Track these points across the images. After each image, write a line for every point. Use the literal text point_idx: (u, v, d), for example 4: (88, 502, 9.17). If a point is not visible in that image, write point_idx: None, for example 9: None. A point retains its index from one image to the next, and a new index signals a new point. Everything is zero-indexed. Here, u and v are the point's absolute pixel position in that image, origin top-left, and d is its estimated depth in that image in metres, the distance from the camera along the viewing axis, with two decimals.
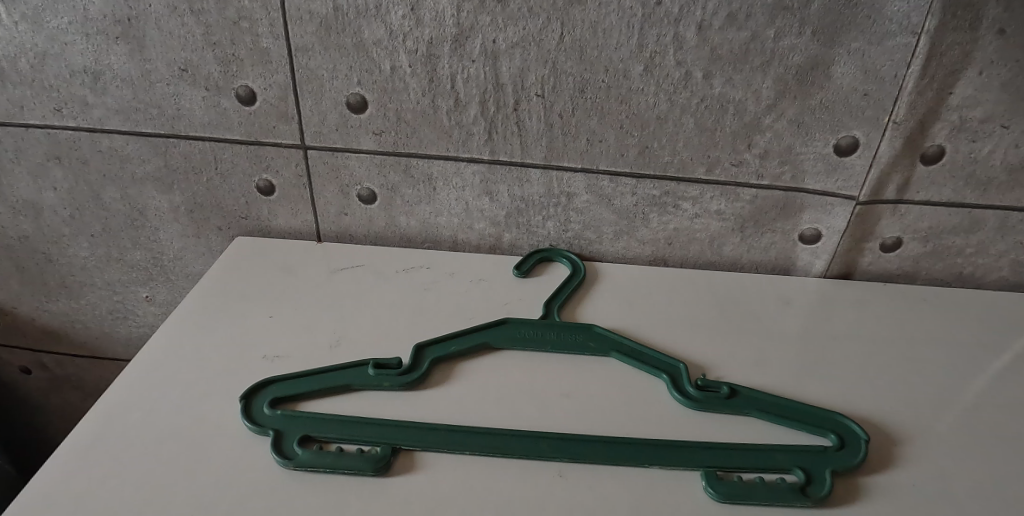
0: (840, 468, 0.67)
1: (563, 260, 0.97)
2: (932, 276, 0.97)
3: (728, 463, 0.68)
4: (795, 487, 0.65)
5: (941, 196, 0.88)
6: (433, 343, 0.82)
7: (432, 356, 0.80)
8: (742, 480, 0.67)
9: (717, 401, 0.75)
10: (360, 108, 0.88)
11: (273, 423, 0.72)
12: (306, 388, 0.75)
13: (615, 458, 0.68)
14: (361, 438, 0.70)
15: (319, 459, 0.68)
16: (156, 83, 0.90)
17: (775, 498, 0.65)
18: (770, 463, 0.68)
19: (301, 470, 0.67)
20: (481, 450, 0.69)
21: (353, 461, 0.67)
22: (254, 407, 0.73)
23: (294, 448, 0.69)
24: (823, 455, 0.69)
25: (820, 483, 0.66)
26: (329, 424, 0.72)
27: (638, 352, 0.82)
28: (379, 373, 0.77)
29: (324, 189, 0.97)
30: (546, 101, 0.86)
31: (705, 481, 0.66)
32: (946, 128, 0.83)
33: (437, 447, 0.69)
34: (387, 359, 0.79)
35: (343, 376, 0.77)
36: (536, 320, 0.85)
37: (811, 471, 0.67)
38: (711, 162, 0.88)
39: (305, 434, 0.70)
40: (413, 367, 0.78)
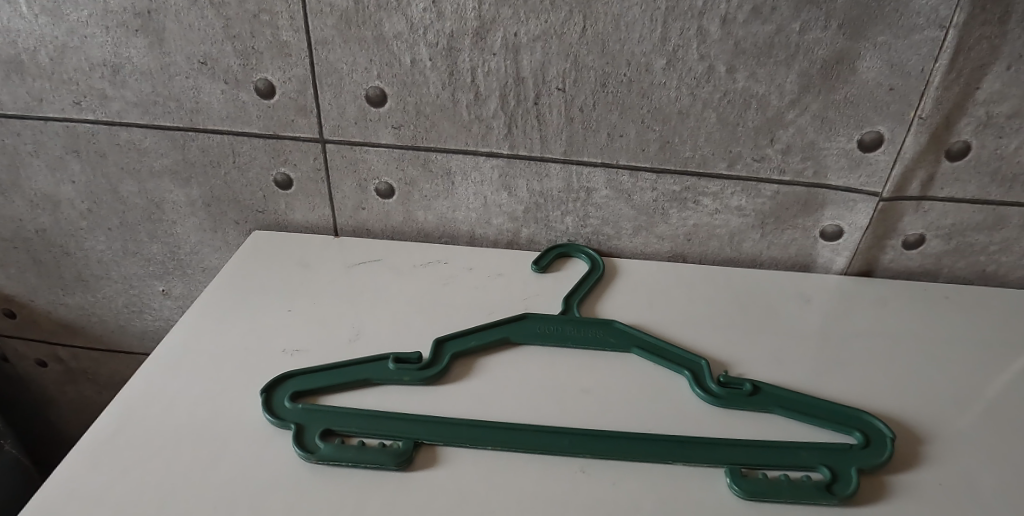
0: (866, 465, 0.67)
1: (581, 256, 0.96)
2: (955, 274, 0.95)
3: (752, 460, 0.67)
4: (821, 485, 0.65)
5: (966, 192, 0.87)
6: (453, 337, 0.81)
7: (452, 351, 0.79)
8: (766, 477, 0.66)
9: (739, 398, 0.74)
10: (379, 101, 0.88)
11: (295, 416, 0.71)
12: (327, 382, 0.75)
13: (639, 455, 0.67)
14: (383, 432, 0.70)
15: (341, 452, 0.68)
16: (175, 77, 0.90)
17: (799, 496, 0.64)
18: (795, 460, 0.68)
19: (323, 463, 0.67)
20: (504, 445, 0.68)
21: (375, 455, 0.67)
22: (275, 400, 0.73)
23: (315, 441, 0.69)
24: (848, 452, 0.68)
25: (846, 481, 0.66)
26: (351, 418, 0.72)
27: (658, 348, 0.81)
28: (399, 367, 0.77)
29: (342, 183, 0.96)
30: (567, 95, 0.85)
31: (729, 478, 0.65)
32: (972, 124, 0.81)
33: (460, 441, 0.69)
34: (407, 353, 0.78)
35: (363, 370, 0.77)
36: (556, 315, 0.85)
37: (837, 469, 0.67)
38: (732, 157, 0.87)
39: (327, 428, 0.70)
40: (433, 361, 0.78)
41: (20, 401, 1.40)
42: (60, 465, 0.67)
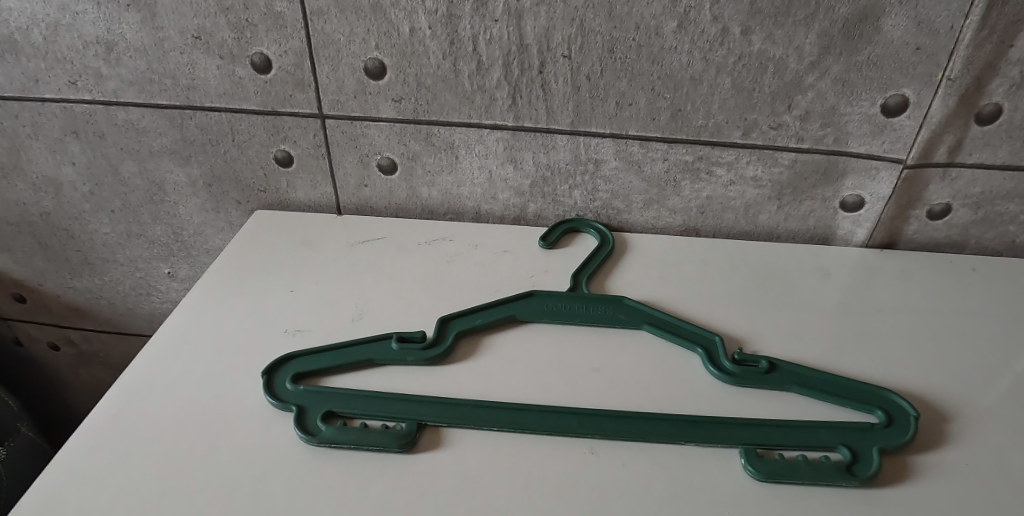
0: (889, 445, 0.64)
1: (590, 231, 0.93)
2: (982, 246, 0.91)
3: (769, 441, 0.65)
4: (842, 466, 0.62)
5: (996, 158, 0.82)
6: (458, 316, 0.79)
7: (457, 330, 0.77)
8: (783, 458, 0.64)
9: (755, 375, 0.71)
10: (379, 74, 0.85)
11: (295, 399, 0.70)
12: (329, 364, 0.74)
13: (648, 436, 0.65)
14: (386, 413, 0.68)
15: (343, 434, 0.66)
16: (169, 52, 0.88)
17: (819, 477, 0.61)
18: (813, 441, 0.65)
19: (324, 446, 0.65)
20: (509, 426, 0.66)
21: (377, 437, 0.65)
22: (275, 382, 0.72)
23: (317, 423, 0.67)
24: (869, 432, 0.65)
25: (867, 461, 0.63)
26: (352, 400, 0.70)
27: (670, 325, 0.78)
28: (403, 347, 0.75)
29: (343, 159, 0.94)
30: (572, 62, 0.81)
31: (744, 459, 0.63)
32: (1005, 84, 0.77)
33: (465, 422, 0.67)
34: (410, 332, 0.76)
35: (366, 351, 0.75)
36: (564, 292, 0.82)
37: (857, 449, 0.64)
38: (747, 125, 0.83)
39: (328, 410, 0.69)
40: (437, 340, 0.76)
41: (35, 384, 1.41)
42: (63, 452, 0.66)
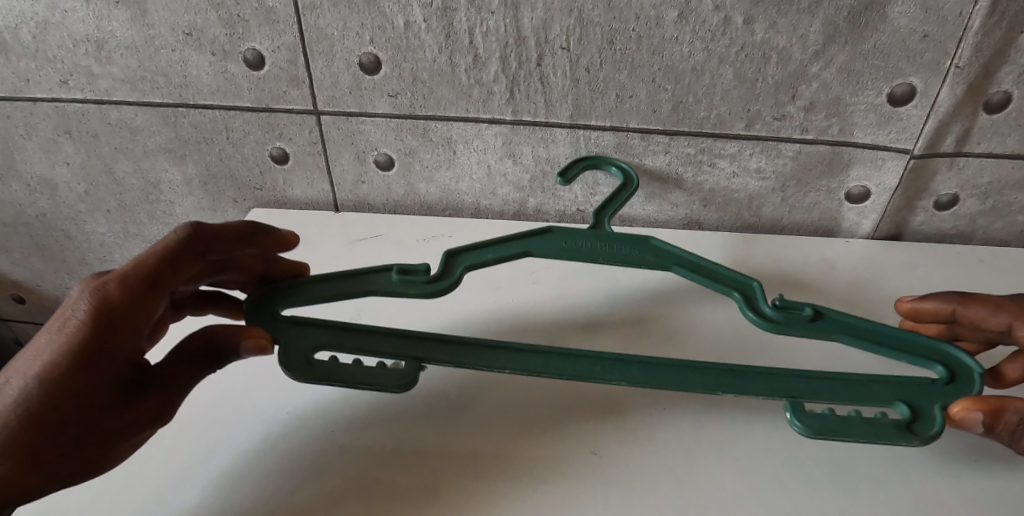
0: (947, 402, 0.63)
1: (612, 169, 0.85)
2: (990, 236, 0.89)
3: (819, 394, 0.63)
4: (902, 425, 0.61)
5: (1005, 147, 0.80)
6: (470, 250, 0.74)
7: (467, 264, 0.73)
8: (834, 413, 0.62)
9: (797, 323, 0.68)
10: (374, 68, 0.83)
11: (283, 333, 0.68)
12: (325, 297, 0.71)
13: (680, 385, 0.64)
14: (381, 350, 0.66)
15: (334, 371, 0.65)
16: (160, 50, 0.86)
17: (877, 434, 0.60)
18: (868, 395, 0.64)
19: (315, 382, 0.64)
20: (523, 369, 0.65)
21: (376, 376, 0.64)
22: (261, 320, 0.69)
23: (312, 360, 0.66)
24: (927, 387, 0.64)
25: (928, 420, 0.62)
26: (345, 333, 0.67)
27: (701, 268, 0.74)
28: (405, 280, 0.71)
29: (339, 156, 0.92)
30: (571, 54, 0.79)
31: (791, 412, 0.61)
32: (1015, 72, 0.74)
33: (475, 364, 0.65)
34: (415, 265, 0.72)
35: (365, 283, 0.71)
36: (585, 230, 0.77)
37: (917, 407, 0.63)
38: (750, 116, 0.82)
39: (319, 345, 0.67)
40: (444, 275, 0.72)
41: None
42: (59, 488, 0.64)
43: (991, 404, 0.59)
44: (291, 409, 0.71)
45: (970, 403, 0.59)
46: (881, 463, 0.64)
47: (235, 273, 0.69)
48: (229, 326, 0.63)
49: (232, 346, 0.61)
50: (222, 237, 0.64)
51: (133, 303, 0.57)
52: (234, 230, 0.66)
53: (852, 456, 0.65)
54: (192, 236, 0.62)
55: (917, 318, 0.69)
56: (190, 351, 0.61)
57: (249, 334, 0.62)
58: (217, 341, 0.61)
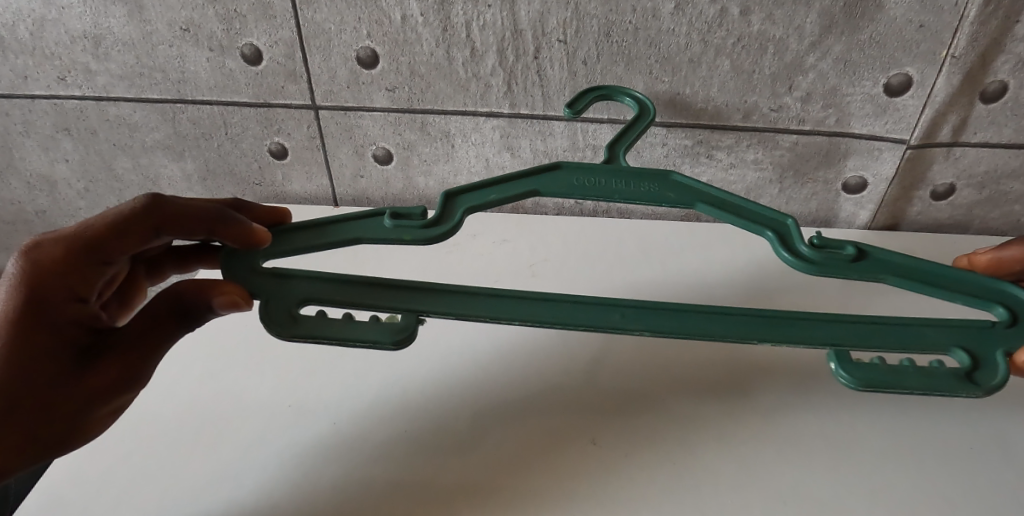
0: (1012, 348, 0.59)
1: (625, 100, 0.75)
2: (987, 226, 0.90)
3: (866, 344, 0.59)
4: (962, 375, 0.57)
5: (1002, 137, 0.81)
6: (468, 191, 0.66)
7: (466, 205, 0.65)
8: (885, 363, 0.58)
9: (838, 263, 0.62)
10: (371, 63, 0.84)
11: (263, 286, 0.61)
12: (305, 247, 0.64)
13: (708, 333, 0.59)
14: (372, 302, 0.60)
15: (322, 328, 0.58)
16: (158, 46, 0.86)
17: (936, 388, 0.56)
18: (922, 343, 0.59)
19: (297, 340, 0.58)
20: (536, 319, 0.59)
21: (370, 332, 0.58)
22: (234, 267, 0.61)
23: (298, 314, 0.59)
24: (989, 330, 0.60)
25: (989, 368, 0.58)
26: (335, 282, 0.60)
27: (727, 204, 0.65)
28: (397, 225, 0.63)
29: (337, 150, 0.93)
30: (568, 47, 0.80)
31: (836, 364, 0.57)
32: (1011, 61, 0.75)
33: (480, 316, 0.59)
34: (408, 208, 0.64)
35: (355, 227, 0.64)
36: (599, 166, 0.67)
37: (976, 353, 0.59)
38: (747, 108, 0.82)
39: (306, 298, 0.60)
40: (442, 219, 0.64)
41: None
42: (64, 491, 0.63)
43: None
44: (294, 401, 0.70)
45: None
46: (885, 447, 0.64)
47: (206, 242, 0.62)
48: (196, 283, 0.57)
49: (202, 304, 0.56)
50: (177, 220, 0.56)
51: (75, 273, 0.54)
52: (193, 213, 0.56)
53: (864, 446, 0.64)
54: (144, 210, 0.55)
55: (1001, 271, 0.65)
56: (156, 315, 0.55)
57: (219, 291, 0.57)
58: (184, 300, 0.56)
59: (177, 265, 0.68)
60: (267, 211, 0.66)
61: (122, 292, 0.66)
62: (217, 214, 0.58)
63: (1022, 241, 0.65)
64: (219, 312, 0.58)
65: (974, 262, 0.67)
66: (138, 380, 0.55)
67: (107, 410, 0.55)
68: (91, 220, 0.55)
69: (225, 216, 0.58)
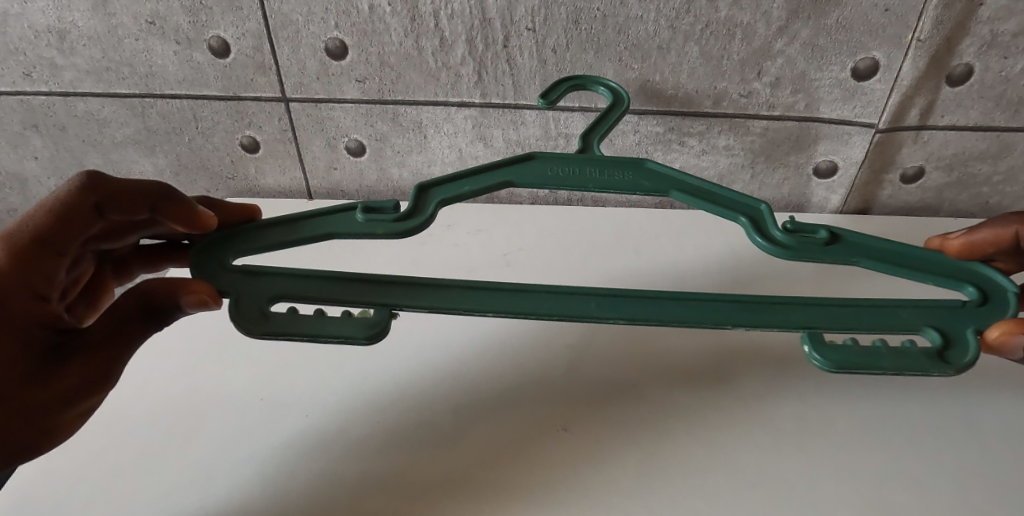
0: (984, 326, 0.58)
1: (599, 89, 0.73)
2: (956, 208, 0.91)
3: (838, 325, 0.58)
4: (935, 354, 0.56)
5: (969, 119, 0.82)
6: (440, 183, 0.64)
7: (439, 198, 0.64)
8: (857, 343, 0.56)
9: (811, 247, 0.61)
10: (340, 54, 0.83)
11: (231, 284, 0.59)
12: (275, 243, 0.62)
13: (683, 319, 0.58)
14: (344, 297, 0.59)
15: (292, 324, 0.57)
16: (124, 39, 0.85)
17: (908, 367, 0.55)
18: (895, 323, 0.58)
19: (268, 337, 0.57)
20: (507, 310, 0.58)
21: (338, 327, 0.57)
22: (205, 267, 0.61)
23: (265, 310, 0.58)
24: (961, 311, 0.59)
25: (961, 345, 0.57)
26: (304, 280, 0.60)
27: (701, 191, 0.64)
28: (369, 219, 0.62)
29: (310, 143, 0.92)
30: (538, 35, 0.79)
31: (809, 345, 0.56)
32: (975, 44, 0.76)
33: (452, 307, 0.58)
34: (380, 201, 0.63)
35: (327, 223, 0.63)
36: (573, 156, 0.66)
37: (948, 331, 0.57)
38: (718, 94, 0.82)
39: (277, 295, 0.59)
40: (415, 211, 0.63)
41: None
42: (33, 489, 0.63)
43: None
44: (267, 395, 0.70)
45: (1011, 326, 0.54)
46: (853, 427, 0.65)
47: (169, 229, 0.61)
48: (164, 280, 0.57)
49: (171, 304, 0.56)
50: (119, 195, 0.55)
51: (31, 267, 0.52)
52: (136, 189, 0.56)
53: (832, 426, 0.65)
54: (85, 188, 0.54)
55: (973, 256, 0.61)
56: (125, 314, 0.55)
57: (189, 288, 0.57)
58: (153, 299, 0.56)
59: (145, 262, 0.66)
60: (237, 207, 0.63)
61: (89, 295, 0.64)
62: (160, 188, 0.57)
63: (992, 223, 0.60)
64: (188, 310, 0.58)
65: (944, 249, 0.62)
66: (105, 383, 0.54)
67: (73, 416, 0.53)
68: (33, 211, 0.54)
69: (170, 193, 0.57)
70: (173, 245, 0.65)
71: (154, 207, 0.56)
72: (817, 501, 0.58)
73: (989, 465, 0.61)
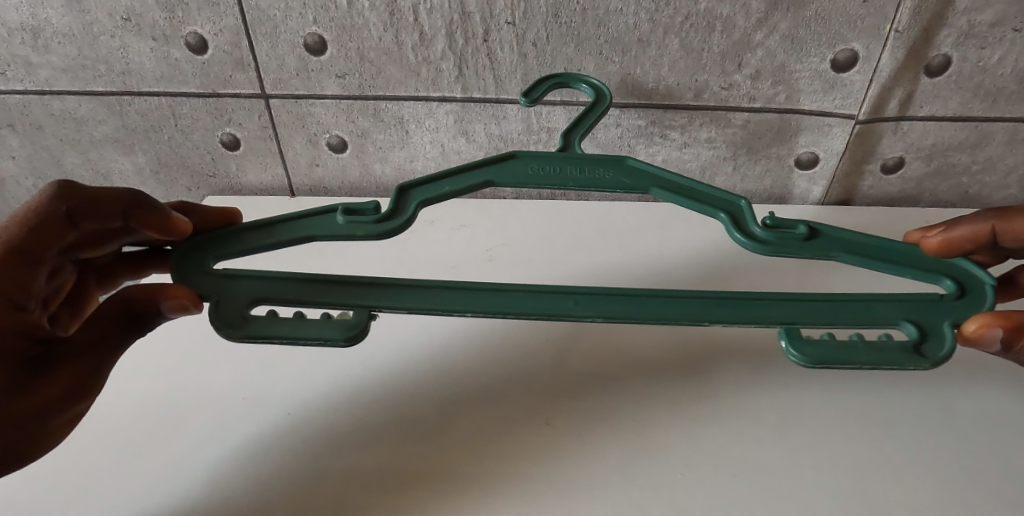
0: (960, 319, 0.58)
1: (581, 87, 0.72)
2: (936, 198, 0.91)
3: (817, 321, 0.58)
4: (910, 348, 0.56)
5: (947, 110, 0.82)
6: (420, 184, 0.64)
7: (420, 199, 0.63)
8: (834, 338, 0.57)
9: (790, 242, 0.61)
10: (320, 49, 0.82)
11: (209, 288, 0.59)
12: (254, 247, 0.62)
13: (665, 317, 0.58)
14: (326, 299, 0.59)
15: (273, 327, 0.57)
16: (99, 37, 0.84)
17: (883, 362, 0.55)
18: (872, 318, 0.58)
19: (249, 341, 0.56)
20: (489, 310, 0.58)
21: (318, 330, 0.56)
22: (184, 271, 0.60)
23: (244, 314, 0.58)
24: (938, 304, 0.59)
25: (937, 340, 0.57)
26: (283, 283, 0.59)
27: (682, 187, 0.63)
28: (349, 221, 0.62)
29: (291, 139, 0.91)
30: (517, 29, 0.79)
31: (787, 342, 0.56)
32: (953, 34, 0.76)
33: (432, 308, 0.58)
34: (360, 203, 0.62)
35: (306, 225, 0.62)
36: (554, 153, 0.66)
37: (925, 325, 0.58)
38: (699, 87, 0.82)
39: (258, 298, 0.59)
40: (395, 213, 0.62)
41: None
42: (11, 493, 0.62)
43: (1014, 320, 0.53)
44: (249, 394, 0.70)
45: (988, 319, 0.54)
46: (834, 417, 0.65)
47: (148, 237, 0.60)
48: (144, 287, 0.57)
49: (152, 308, 0.56)
50: (91, 204, 0.54)
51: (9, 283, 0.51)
52: (107, 197, 0.55)
53: (814, 416, 0.65)
54: (56, 198, 0.54)
55: (952, 252, 0.61)
56: (108, 319, 0.56)
57: (168, 292, 0.56)
58: (134, 305, 0.56)
59: (128, 268, 0.65)
60: (217, 211, 0.64)
61: (72, 303, 0.64)
62: (132, 196, 0.56)
63: (968, 219, 0.60)
64: (169, 316, 0.57)
65: (924, 248, 0.62)
66: (93, 388, 0.55)
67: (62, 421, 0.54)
68: (7, 223, 0.53)
69: (143, 200, 0.57)
70: (155, 251, 0.63)
71: (126, 215, 0.56)
72: (798, 491, 0.59)
73: (966, 452, 0.62)
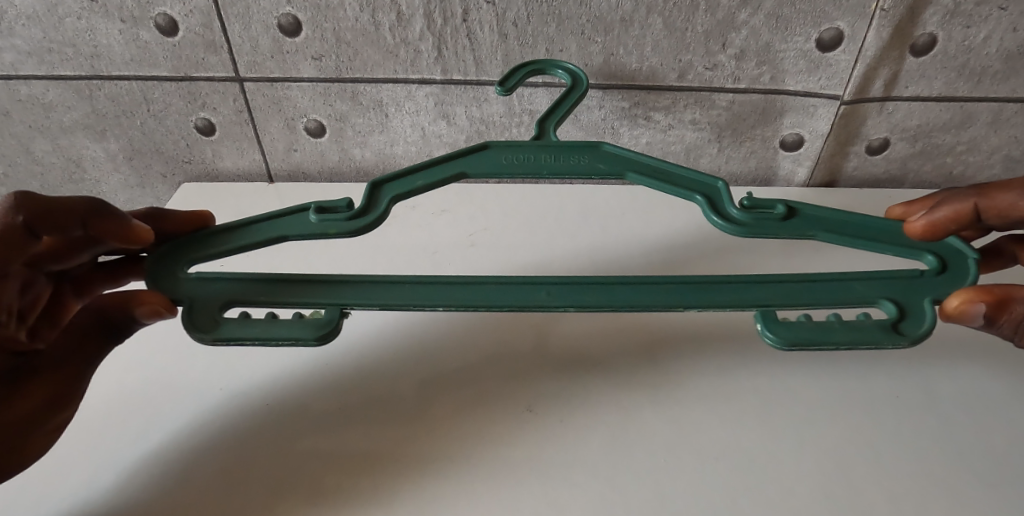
0: (940, 296, 0.58)
1: (558, 72, 0.71)
2: (920, 179, 0.91)
3: (796, 302, 0.57)
4: (888, 327, 0.56)
5: (932, 90, 0.82)
6: (393, 179, 0.62)
7: (394, 195, 0.62)
8: (811, 319, 0.57)
9: (768, 223, 0.60)
10: (294, 31, 0.80)
11: (181, 290, 0.58)
12: (226, 249, 0.60)
13: (640, 305, 0.57)
14: (298, 296, 0.57)
15: (246, 329, 0.55)
16: (65, 18, 0.81)
17: (861, 341, 0.55)
18: (852, 296, 0.58)
19: (221, 343, 0.55)
20: (464, 302, 0.57)
21: (290, 329, 0.55)
22: (156, 268, 0.59)
23: (216, 316, 0.56)
24: (918, 280, 0.58)
25: (917, 316, 0.57)
26: (255, 282, 0.58)
27: (658, 170, 0.63)
28: (322, 219, 0.60)
29: (268, 124, 0.89)
30: (497, 9, 0.77)
31: (763, 325, 0.56)
32: (939, 13, 0.75)
33: (403, 304, 0.57)
34: (333, 200, 0.61)
35: (279, 225, 0.60)
36: (532, 142, 0.64)
37: (904, 303, 0.57)
38: (682, 67, 0.81)
39: (230, 298, 0.57)
40: (369, 210, 0.60)
41: None
42: None
43: (996, 294, 0.53)
44: (225, 384, 0.68)
45: (970, 295, 0.54)
46: (818, 400, 0.65)
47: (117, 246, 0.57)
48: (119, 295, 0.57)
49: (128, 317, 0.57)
50: (49, 211, 0.51)
51: None
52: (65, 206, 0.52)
53: (797, 400, 0.65)
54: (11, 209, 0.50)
55: (935, 235, 0.59)
56: (83, 331, 0.57)
57: (141, 300, 0.56)
58: (109, 314, 0.57)
59: (106, 279, 0.60)
60: (188, 214, 0.61)
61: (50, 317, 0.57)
62: (91, 203, 0.53)
63: (951, 199, 0.59)
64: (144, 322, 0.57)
65: (906, 230, 0.61)
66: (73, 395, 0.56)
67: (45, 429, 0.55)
68: None
69: (102, 208, 0.54)
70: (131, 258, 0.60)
71: (85, 222, 0.53)
72: (780, 475, 0.59)
73: (946, 433, 0.62)
